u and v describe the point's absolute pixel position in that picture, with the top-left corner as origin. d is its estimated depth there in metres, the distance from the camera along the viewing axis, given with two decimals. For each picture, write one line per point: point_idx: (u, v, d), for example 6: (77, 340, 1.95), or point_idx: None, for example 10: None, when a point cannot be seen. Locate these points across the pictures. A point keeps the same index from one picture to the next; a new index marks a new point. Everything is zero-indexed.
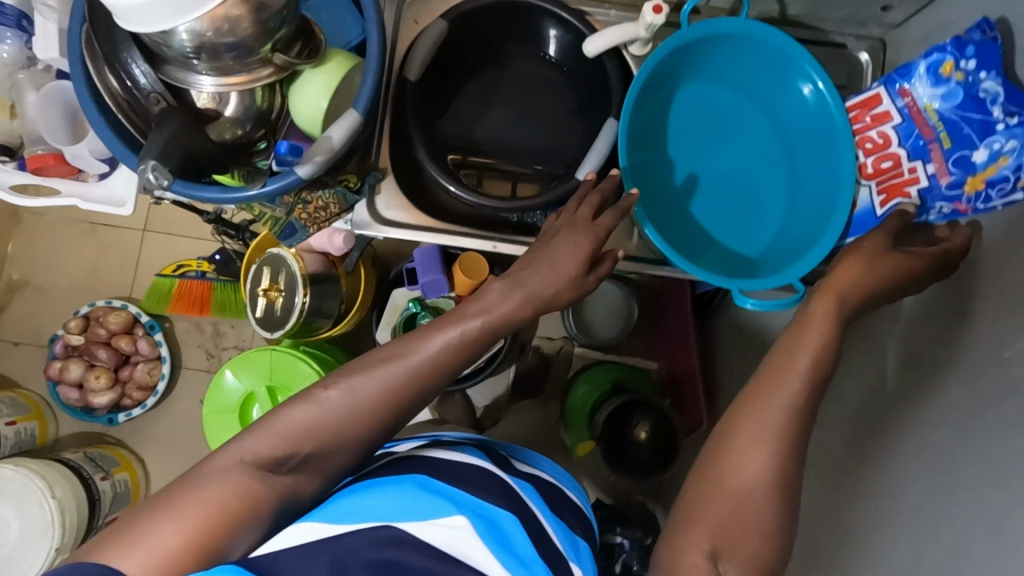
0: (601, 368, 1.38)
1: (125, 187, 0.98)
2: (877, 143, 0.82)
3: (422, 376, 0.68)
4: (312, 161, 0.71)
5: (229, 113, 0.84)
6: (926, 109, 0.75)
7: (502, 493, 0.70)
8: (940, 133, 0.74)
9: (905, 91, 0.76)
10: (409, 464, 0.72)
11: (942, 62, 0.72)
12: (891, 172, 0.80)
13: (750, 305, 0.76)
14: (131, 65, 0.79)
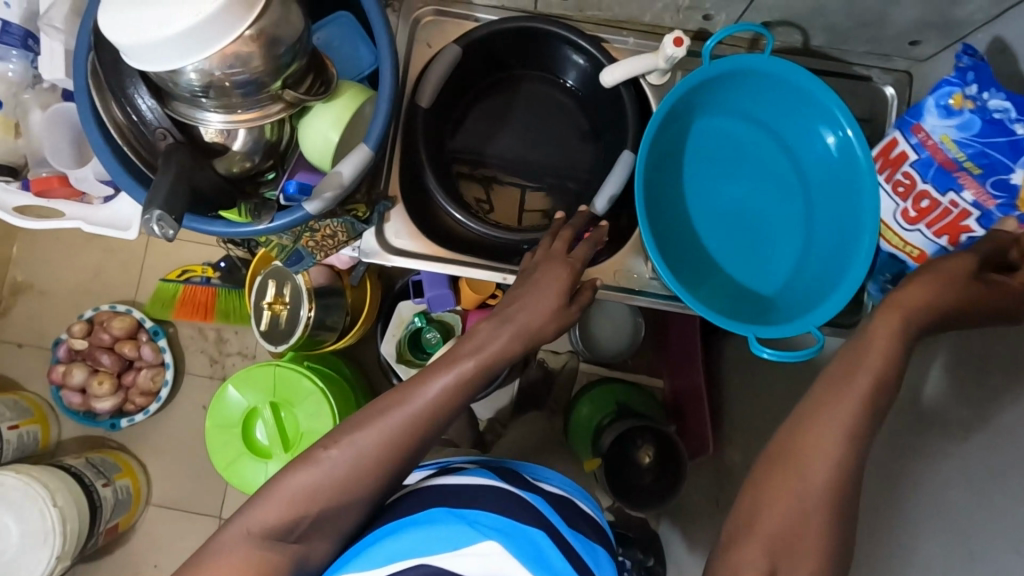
0: (605, 389, 1.38)
1: (130, 211, 0.97)
2: (906, 185, 0.80)
3: (425, 427, 0.68)
4: (321, 197, 0.68)
5: (238, 148, 0.79)
6: (943, 140, 0.73)
7: (523, 508, 0.69)
8: (964, 163, 0.72)
9: (918, 128, 0.75)
10: (425, 495, 0.70)
11: (950, 95, 0.71)
12: (932, 211, 0.77)
13: (768, 354, 0.74)
14: (135, 96, 0.76)
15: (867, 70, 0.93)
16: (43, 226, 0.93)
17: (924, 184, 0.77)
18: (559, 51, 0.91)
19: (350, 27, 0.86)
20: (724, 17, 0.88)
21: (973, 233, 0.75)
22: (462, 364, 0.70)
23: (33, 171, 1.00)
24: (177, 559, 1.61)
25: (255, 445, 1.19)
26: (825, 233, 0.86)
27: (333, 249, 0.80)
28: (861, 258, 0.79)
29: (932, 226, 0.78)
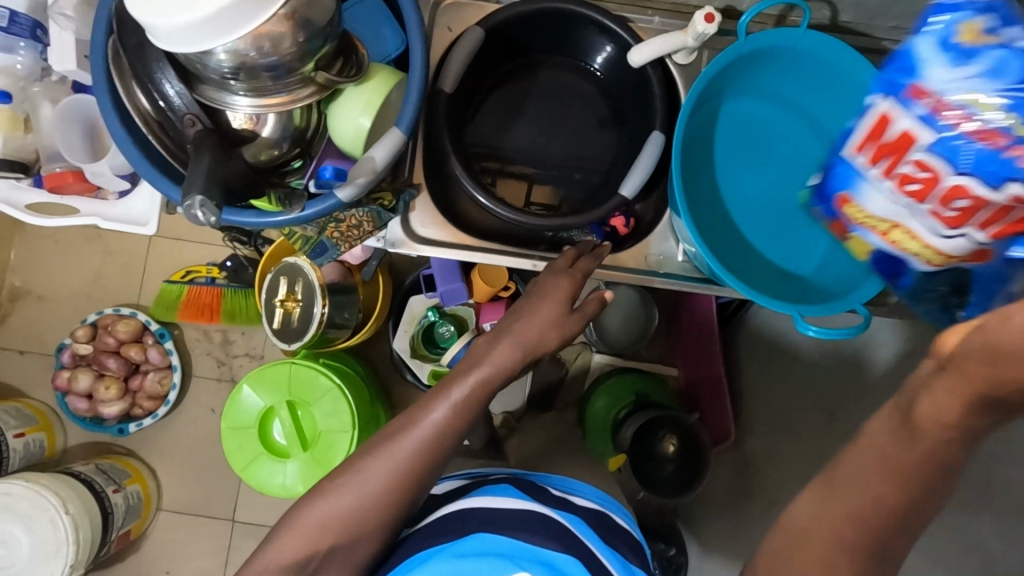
0: (622, 380, 1.35)
1: (145, 205, 1.02)
2: (923, 180, 0.67)
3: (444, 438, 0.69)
4: (354, 184, 0.64)
5: (266, 134, 0.76)
6: (967, 103, 0.62)
7: (555, 533, 0.69)
8: (996, 126, 0.61)
9: (920, 91, 0.65)
10: (453, 520, 0.71)
11: (963, 27, 0.63)
12: (975, 207, 0.65)
13: (814, 332, 0.78)
14: (160, 78, 0.69)
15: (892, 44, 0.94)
16: (64, 221, 0.99)
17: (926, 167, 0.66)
18: (582, 33, 0.89)
19: (372, 9, 0.84)
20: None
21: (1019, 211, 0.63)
22: (478, 372, 0.71)
23: (46, 166, 1.00)
24: (190, 563, 1.58)
25: (273, 446, 1.17)
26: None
27: (359, 240, 0.78)
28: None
29: (982, 224, 0.66)
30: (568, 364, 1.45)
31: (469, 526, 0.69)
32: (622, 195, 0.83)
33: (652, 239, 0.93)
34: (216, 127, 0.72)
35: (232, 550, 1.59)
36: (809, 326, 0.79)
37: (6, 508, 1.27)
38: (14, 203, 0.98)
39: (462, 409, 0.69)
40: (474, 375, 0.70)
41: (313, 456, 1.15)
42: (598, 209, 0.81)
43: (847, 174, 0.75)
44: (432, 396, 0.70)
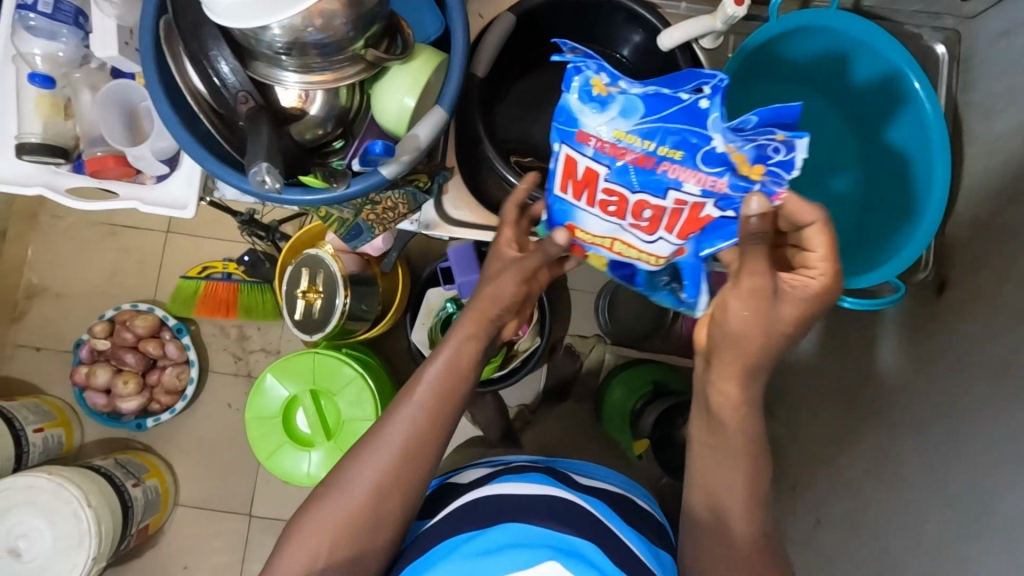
0: (640, 369, 1.36)
1: (186, 189, 0.77)
2: (617, 204, 0.62)
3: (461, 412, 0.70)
4: (399, 160, 0.61)
5: (314, 113, 0.62)
6: (616, 136, 0.60)
7: (582, 520, 0.67)
8: (655, 150, 0.59)
9: (584, 135, 0.60)
10: (477, 508, 0.69)
11: (591, 80, 0.60)
12: (661, 214, 0.61)
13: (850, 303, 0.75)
14: (213, 51, 0.57)
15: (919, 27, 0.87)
16: (101, 211, 0.76)
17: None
18: (609, 21, 0.85)
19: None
20: None
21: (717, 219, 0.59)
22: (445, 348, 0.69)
23: (87, 152, 0.78)
24: (207, 559, 1.59)
25: (297, 436, 1.18)
26: (894, 185, 0.85)
27: (393, 221, 0.80)
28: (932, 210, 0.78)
29: (674, 231, 0.62)
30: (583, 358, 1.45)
31: (489, 518, 0.67)
32: None
33: None
34: (268, 107, 0.60)
35: (249, 545, 1.59)
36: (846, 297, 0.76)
37: (29, 500, 1.28)
38: (55, 192, 0.76)
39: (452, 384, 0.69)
40: (440, 355, 0.69)
41: (336, 444, 1.16)
42: None
43: (560, 206, 0.65)
44: (412, 381, 0.70)
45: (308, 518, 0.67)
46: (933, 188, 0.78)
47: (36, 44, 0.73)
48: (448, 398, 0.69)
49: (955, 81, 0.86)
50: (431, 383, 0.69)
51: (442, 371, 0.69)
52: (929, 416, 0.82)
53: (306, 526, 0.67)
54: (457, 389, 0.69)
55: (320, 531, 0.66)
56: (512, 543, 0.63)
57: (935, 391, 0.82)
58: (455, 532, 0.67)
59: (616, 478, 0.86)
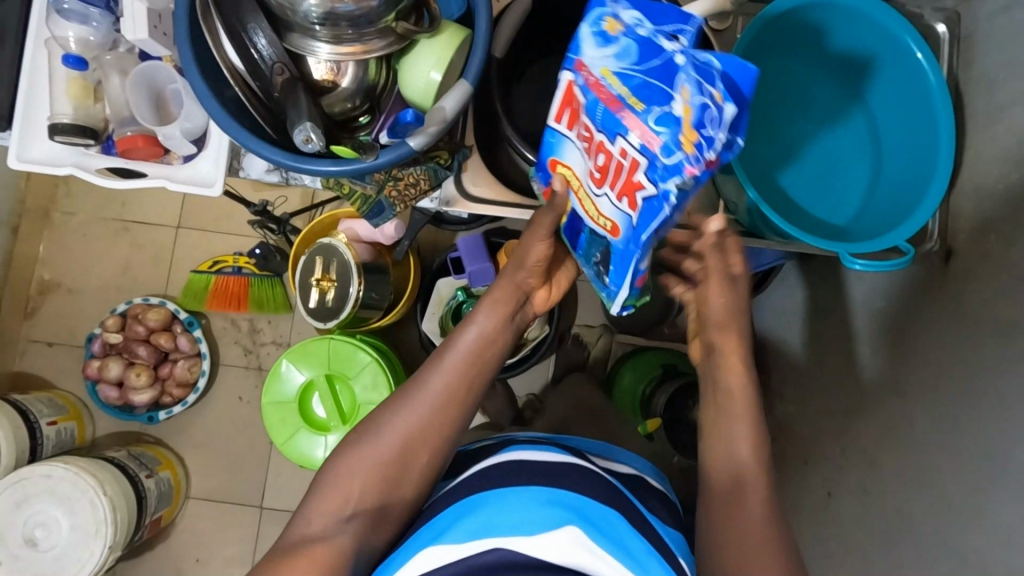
0: (647, 355, 1.38)
1: (213, 165, 0.79)
2: (588, 137, 0.62)
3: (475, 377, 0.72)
4: (426, 132, 0.63)
5: (344, 86, 0.64)
6: (602, 73, 0.58)
7: (604, 491, 0.70)
8: (627, 97, 0.56)
9: (580, 64, 0.60)
10: (501, 471, 0.71)
11: (605, 19, 0.59)
12: (610, 163, 0.60)
13: (861, 265, 0.76)
14: (252, 27, 0.61)
15: (918, 9, 0.91)
16: (130, 189, 0.78)
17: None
18: None
19: None
20: None
21: (645, 189, 0.57)
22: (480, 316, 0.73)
23: (117, 133, 0.80)
24: (219, 552, 1.59)
25: (313, 420, 1.19)
26: (900, 159, 0.87)
27: (415, 197, 0.81)
28: (940, 174, 0.80)
29: (614, 186, 0.60)
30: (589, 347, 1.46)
31: (515, 480, 0.69)
32: None
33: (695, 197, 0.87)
34: (301, 78, 0.62)
35: (260, 537, 1.60)
36: (856, 260, 0.77)
37: (48, 489, 1.29)
38: (86, 171, 0.78)
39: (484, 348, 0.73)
40: (477, 320, 0.73)
41: (353, 429, 1.18)
42: None
43: (552, 139, 0.68)
44: (445, 345, 0.73)
45: (340, 466, 0.69)
46: (941, 153, 0.81)
47: (70, 29, 0.75)
48: (480, 359, 0.72)
49: (954, 61, 0.89)
50: (464, 349, 0.72)
51: (477, 339, 0.73)
52: (937, 381, 0.83)
53: (339, 472, 0.69)
54: (492, 351, 0.74)
55: (357, 476, 0.68)
56: (545, 503, 0.66)
57: (943, 356, 0.83)
58: (479, 490, 0.68)
59: (622, 454, 0.88)
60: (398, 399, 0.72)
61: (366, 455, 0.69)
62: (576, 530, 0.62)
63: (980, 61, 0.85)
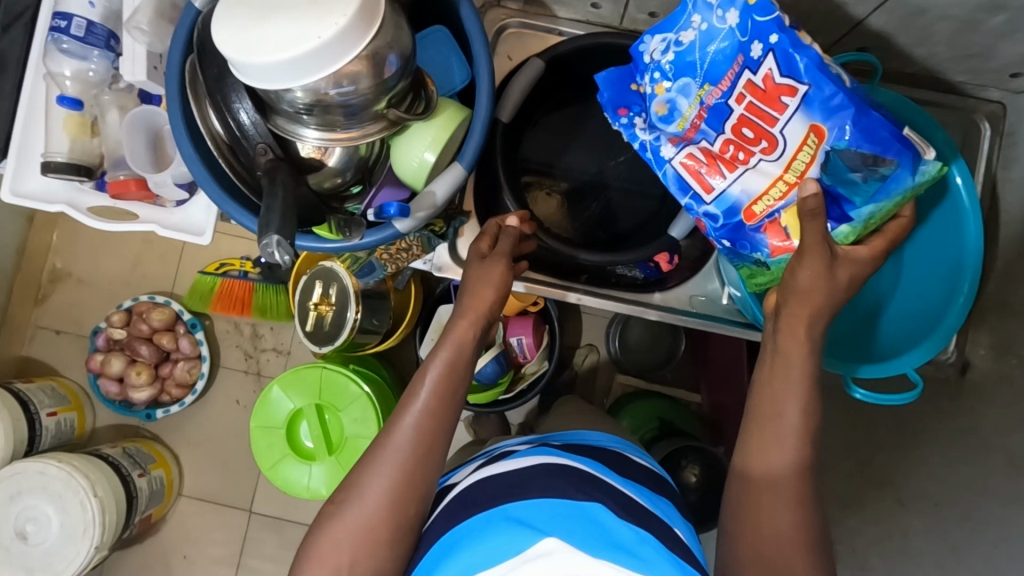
0: (644, 402, 1.26)
1: (206, 215, 0.81)
2: (737, 107, 0.63)
3: (418, 461, 0.59)
4: (413, 218, 0.62)
5: (332, 164, 0.62)
6: (705, 88, 0.63)
7: (580, 484, 0.59)
8: (704, 116, 0.65)
9: (714, 37, 0.62)
10: (468, 497, 0.60)
11: (743, 24, 0.60)
12: (691, 134, 0.66)
13: (862, 395, 0.71)
14: (234, 102, 0.58)
15: (962, 99, 0.85)
16: (117, 230, 0.79)
17: (726, 138, 0.65)
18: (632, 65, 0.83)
19: (440, 39, 0.68)
20: (818, 41, 0.83)
21: (701, 194, 0.67)
22: (445, 349, 0.63)
23: (109, 173, 0.81)
24: (207, 552, 1.46)
25: (300, 449, 1.19)
26: (922, 278, 0.78)
27: (408, 261, 0.81)
28: (952, 321, 0.74)
29: (716, 168, 0.66)
30: (576, 367, 1.34)
31: (484, 504, 0.58)
32: (671, 235, 0.81)
33: (695, 279, 0.86)
34: (286, 158, 0.60)
35: (247, 542, 1.47)
36: (858, 387, 0.73)
37: (41, 487, 1.25)
38: (76, 209, 0.80)
39: (425, 434, 0.60)
40: (441, 354, 0.63)
41: (338, 460, 1.17)
42: (643, 249, 0.80)
43: (719, 62, 0.62)
44: (412, 388, 0.62)
45: (319, 532, 0.57)
46: (958, 297, 0.74)
47: (67, 65, 0.77)
48: (450, 396, 0.62)
49: (995, 158, 0.85)
50: (429, 392, 0.61)
51: (443, 371, 0.62)
52: (951, 495, 0.81)
53: (316, 553, 0.57)
54: (461, 382, 0.63)
55: (344, 546, 0.56)
56: (519, 518, 0.55)
57: (952, 468, 0.83)
58: (448, 528, 0.57)
59: (613, 442, 0.73)
60: (328, 512, 0.58)
61: (346, 525, 0.56)
62: (556, 538, 0.52)
63: (1022, 163, 0.82)
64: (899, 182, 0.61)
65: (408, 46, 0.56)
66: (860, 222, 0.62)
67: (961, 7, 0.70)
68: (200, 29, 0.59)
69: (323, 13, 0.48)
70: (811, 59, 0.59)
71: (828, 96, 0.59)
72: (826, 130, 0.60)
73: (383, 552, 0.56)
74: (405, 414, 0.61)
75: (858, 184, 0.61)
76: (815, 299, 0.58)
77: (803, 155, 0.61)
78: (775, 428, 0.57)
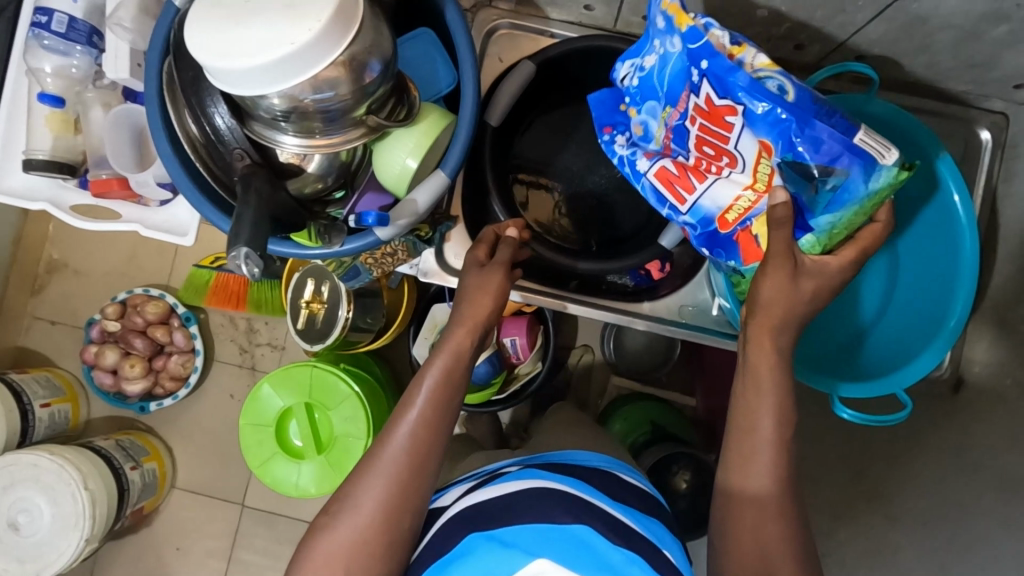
0: (638, 406, 1.25)
1: (189, 215, 0.80)
2: (696, 126, 0.62)
3: (411, 475, 0.58)
4: (396, 225, 0.61)
5: (311, 170, 0.61)
6: (667, 108, 0.64)
7: (568, 504, 0.58)
8: (669, 133, 0.65)
9: (665, 60, 0.62)
10: (454, 521, 0.59)
11: (685, 46, 0.59)
12: (665, 151, 0.66)
13: (849, 415, 0.70)
14: (210, 106, 0.57)
15: (964, 109, 0.83)
16: (99, 229, 0.79)
17: (694, 156, 0.64)
18: None
19: (425, 41, 0.67)
20: (817, 48, 0.81)
21: (676, 207, 0.65)
22: (441, 356, 0.62)
23: (92, 172, 0.81)
24: (201, 544, 1.47)
25: (290, 447, 1.18)
26: (915, 296, 0.77)
27: (393, 265, 0.79)
28: (942, 339, 0.72)
29: (687, 183, 0.64)
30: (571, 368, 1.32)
31: (470, 527, 0.57)
32: (661, 244, 0.80)
33: (686, 288, 0.84)
34: (266, 165, 0.59)
35: (239, 535, 1.47)
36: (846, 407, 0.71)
37: (33, 478, 1.25)
38: (58, 207, 0.80)
39: (419, 446, 0.59)
40: (437, 362, 0.61)
41: (328, 460, 1.16)
42: (635, 256, 0.80)
43: (673, 83, 0.62)
44: (410, 389, 0.62)
45: (309, 549, 0.56)
46: (950, 316, 0.72)
47: (49, 61, 0.77)
48: (445, 408, 0.61)
49: (996, 170, 0.83)
50: (421, 405, 0.60)
51: (439, 379, 0.61)
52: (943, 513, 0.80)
53: (305, 568, 0.56)
54: (456, 393, 0.62)
55: (335, 560, 0.55)
56: (506, 543, 0.54)
57: (945, 485, 0.82)
58: (435, 553, 0.57)
59: (604, 461, 0.72)
60: (317, 527, 0.57)
61: (337, 539, 0.55)
62: (547, 559, 0.53)
63: None
64: (853, 191, 0.56)
65: (389, 50, 0.55)
66: (821, 231, 0.59)
67: (964, 16, 0.67)
68: (176, 29, 0.58)
69: (297, 19, 0.47)
70: (744, 78, 0.56)
71: (764, 113, 0.56)
72: (773, 147, 0.57)
73: (377, 564, 0.55)
74: (397, 425, 0.60)
75: (813, 196, 0.58)
76: (789, 310, 0.57)
77: (763, 167, 0.60)
78: (757, 444, 0.56)
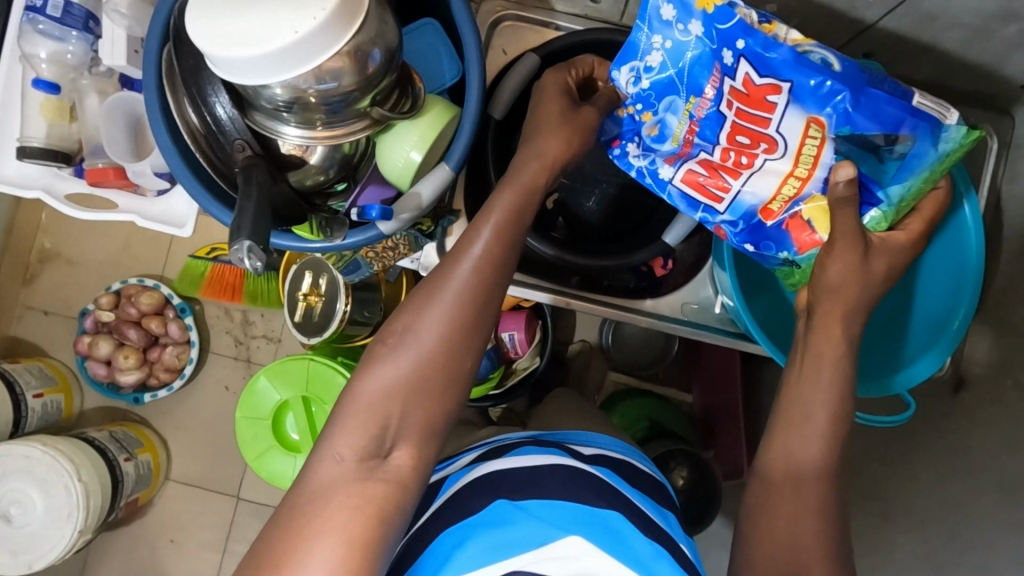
0: (636, 402, 1.25)
1: (187, 207, 0.80)
2: (731, 114, 0.62)
3: (480, 302, 0.55)
4: (399, 219, 0.60)
5: (314, 162, 0.60)
6: (690, 101, 0.62)
7: (599, 490, 0.58)
8: (694, 129, 0.63)
9: (680, 51, 0.61)
10: (473, 494, 0.58)
11: (711, 33, 0.59)
12: (685, 152, 0.65)
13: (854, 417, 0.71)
14: (211, 96, 0.57)
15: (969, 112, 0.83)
16: (94, 219, 0.78)
17: (722, 148, 0.64)
18: None
19: (427, 34, 0.66)
20: (828, 42, 0.83)
21: (714, 207, 0.66)
22: (507, 194, 0.58)
23: (88, 161, 0.80)
24: (195, 536, 1.46)
25: (285, 440, 1.17)
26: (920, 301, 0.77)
27: (393, 259, 0.79)
28: (945, 343, 0.73)
29: (728, 177, 0.64)
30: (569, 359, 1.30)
31: (497, 494, 0.56)
32: (665, 241, 0.80)
33: (688, 286, 0.84)
34: (265, 156, 0.58)
35: (234, 527, 1.46)
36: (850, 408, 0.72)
37: (26, 469, 1.23)
38: (53, 196, 0.79)
39: (486, 275, 0.55)
40: (505, 197, 0.58)
41: None
42: (638, 254, 0.80)
43: (692, 75, 0.61)
44: (469, 231, 0.57)
45: (361, 381, 0.52)
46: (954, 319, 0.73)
47: (43, 46, 0.75)
48: (511, 248, 0.57)
49: (999, 171, 0.83)
50: (488, 240, 0.56)
51: (507, 217, 0.57)
52: (942, 511, 0.80)
53: (360, 407, 0.52)
54: (517, 242, 0.57)
55: (397, 396, 0.52)
56: (539, 513, 0.54)
57: (942, 483, 0.82)
58: (454, 521, 0.56)
59: (616, 445, 0.72)
60: (376, 355, 0.53)
61: (401, 371, 0.52)
62: (581, 536, 0.53)
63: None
64: (921, 157, 0.60)
65: (393, 42, 0.54)
66: (890, 205, 0.62)
67: (974, 14, 0.69)
68: (176, 17, 0.59)
69: (299, 6, 0.46)
70: (785, 55, 0.59)
71: (815, 86, 0.59)
72: (825, 120, 0.60)
73: (437, 401, 0.53)
74: (462, 259, 0.55)
75: (879, 164, 0.62)
76: (848, 295, 0.59)
77: (808, 147, 0.61)
78: None
